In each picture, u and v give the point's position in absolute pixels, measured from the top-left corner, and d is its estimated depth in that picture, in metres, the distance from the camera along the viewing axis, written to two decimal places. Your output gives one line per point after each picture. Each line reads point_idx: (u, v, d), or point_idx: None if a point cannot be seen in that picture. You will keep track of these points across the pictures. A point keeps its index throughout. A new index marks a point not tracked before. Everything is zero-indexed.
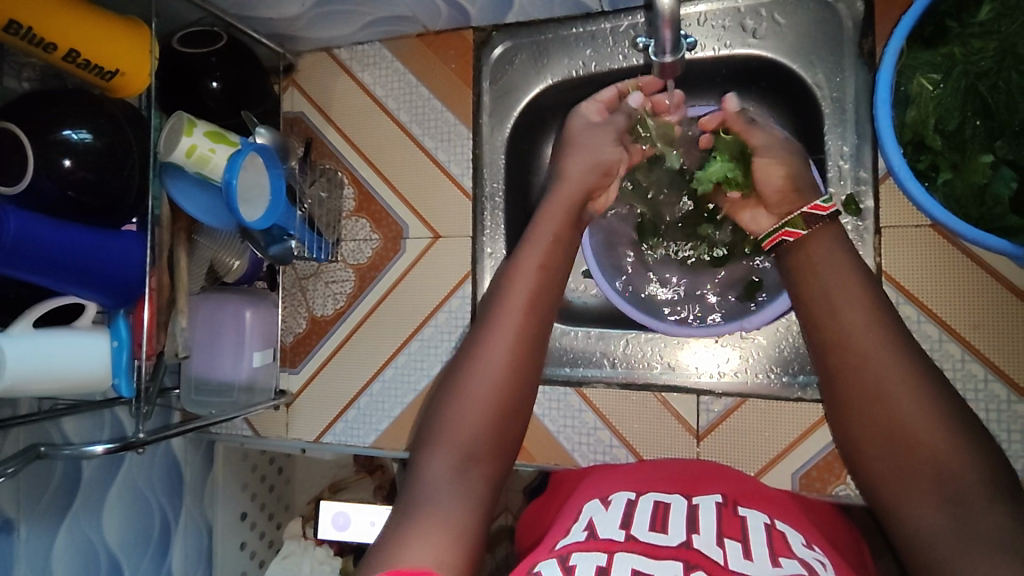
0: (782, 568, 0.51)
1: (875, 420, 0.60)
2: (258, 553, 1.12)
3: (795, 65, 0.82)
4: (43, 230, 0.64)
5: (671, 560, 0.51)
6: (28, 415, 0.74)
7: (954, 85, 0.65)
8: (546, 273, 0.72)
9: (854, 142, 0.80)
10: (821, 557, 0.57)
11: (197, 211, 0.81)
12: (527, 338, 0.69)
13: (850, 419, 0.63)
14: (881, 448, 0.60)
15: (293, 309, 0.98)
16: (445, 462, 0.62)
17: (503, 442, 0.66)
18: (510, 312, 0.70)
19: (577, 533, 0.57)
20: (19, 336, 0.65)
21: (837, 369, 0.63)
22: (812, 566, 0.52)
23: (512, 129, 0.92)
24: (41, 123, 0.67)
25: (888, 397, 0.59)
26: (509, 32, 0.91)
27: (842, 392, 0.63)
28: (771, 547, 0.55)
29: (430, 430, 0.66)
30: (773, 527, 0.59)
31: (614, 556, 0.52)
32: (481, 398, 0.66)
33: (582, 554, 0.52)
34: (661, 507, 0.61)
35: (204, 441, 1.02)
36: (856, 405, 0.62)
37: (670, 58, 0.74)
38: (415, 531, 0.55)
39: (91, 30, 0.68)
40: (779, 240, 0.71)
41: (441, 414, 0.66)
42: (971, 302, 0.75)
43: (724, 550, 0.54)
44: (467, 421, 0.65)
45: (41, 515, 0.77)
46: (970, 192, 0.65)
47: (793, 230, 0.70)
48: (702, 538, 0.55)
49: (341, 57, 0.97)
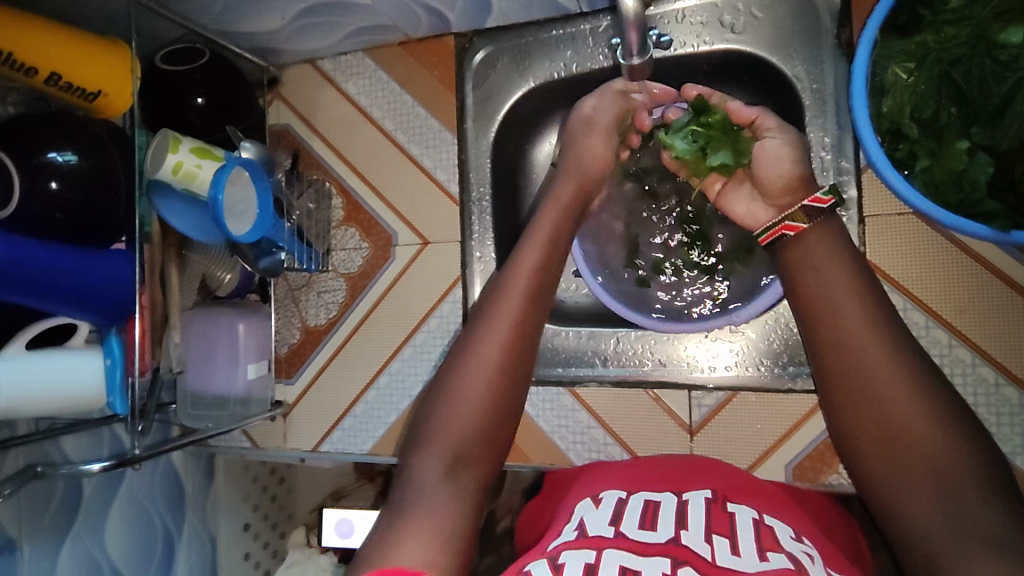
0: (769, 562, 0.52)
1: (867, 407, 0.60)
2: (262, 563, 1.13)
3: (773, 57, 0.83)
4: (33, 254, 0.65)
5: (658, 557, 0.52)
6: (27, 436, 0.74)
7: (929, 73, 0.65)
8: (545, 260, 0.72)
9: (835, 133, 0.80)
10: (809, 548, 0.57)
11: (185, 226, 0.82)
12: (527, 321, 0.69)
13: (841, 412, 0.62)
14: (875, 440, 0.59)
15: (286, 320, 0.99)
16: (440, 447, 0.63)
17: (500, 426, 0.66)
18: (508, 298, 0.69)
19: (568, 534, 0.58)
20: (12, 358, 0.66)
21: (829, 360, 0.63)
22: (800, 559, 0.53)
23: (496, 133, 0.93)
24: (28, 147, 0.68)
25: (876, 387, 0.59)
26: (490, 37, 0.92)
27: (830, 387, 0.63)
28: (759, 542, 0.56)
29: (428, 414, 0.67)
30: (762, 522, 0.60)
31: (602, 552, 0.52)
32: (477, 379, 0.66)
33: (571, 552, 0.53)
34: (651, 505, 0.61)
35: (204, 454, 1.02)
36: (847, 395, 0.61)
37: (639, 59, 0.75)
38: (403, 532, 0.55)
39: (70, 52, 0.69)
40: (777, 235, 0.69)
41: (437, 393, 0.67)
42: (956, 287, 0.75)
43: (711, 545, 0.55)
44: (465, 401, 0.65)
45: (45, 534, 0.78)
46: (949, 178, 0.66)
47: (792, 224, 0.68)
48: (689, 534, 0.56)
49: (325, 68, 0.98)
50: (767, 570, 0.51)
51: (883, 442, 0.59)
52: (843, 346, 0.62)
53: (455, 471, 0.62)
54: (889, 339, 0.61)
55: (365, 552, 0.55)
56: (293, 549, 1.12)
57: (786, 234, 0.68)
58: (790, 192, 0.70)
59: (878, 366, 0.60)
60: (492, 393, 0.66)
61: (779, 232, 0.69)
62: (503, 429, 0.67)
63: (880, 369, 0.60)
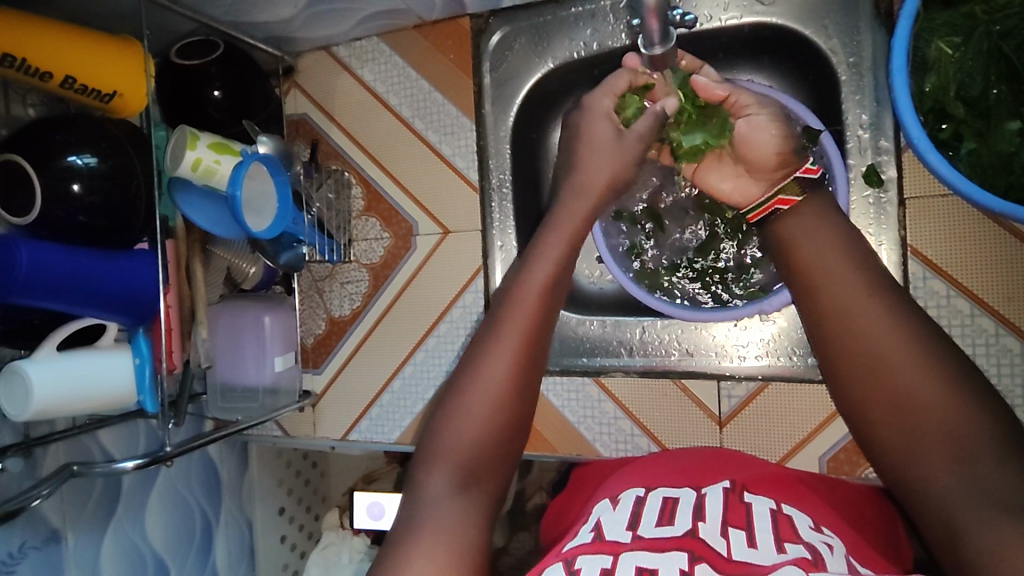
0: (786, 553, 0.51)
1: (875, 382, 0.55)
2: (299, 545, 1.16)
3: (806, 30, 0.78)
4: (54, 257, 0.65)
5: (676, 552, 0.51)
6: (67, 432, 0.78)
7: (977, 48, 0.61)
8: (556, 261, 0.69)
9: (873, 109, 0.76)
10: (830, 538, 0.55)
11: (207, 224, 0.81)
12: (538, 331, 0.65)
13: (845, 381, 0.57)
14: (887, 412, 0.54)
15: (311, 311, 0.99)
16: (448, 456, 0.60)
17: (510, 437, 0.63)
18: (513, 306, 0.66)
19: (585, 535, 0.57)
20: (45, 360, 0.68)
21: (831, 339, 0.58)
22: (818, 551, 0.51)
23: (516, 117, 0.90)
24: (45, 152, 0.67)
25: (885, 363, 0.55)
26: (507, 16, 0.89)
27: (829, 351, 0.58)
28: (776, 533, 0.54)
29: (435, 420, 0.64)
30: (780, 512, 0.58)
31: (619, 557, 0.51)
32: (486, 392, 0.62)
33: (588, 557, 0.51)
34: (669, 501, 0.59)
35: (237, 442, 1.04)
36: (853, 367, 0.56)
37: (660, 49, 0.71)
38: (414, 544, 0.54)
39: (83, 55, 0.69)
40: (772, 209, 0.65)
41: (441, 403, 0.65)
42: (1005, 273, 0.71)
43: (728, 540, 0.53)
44: (473, 413, 0.62)
45: (88, 524, 0.81)
46: (996, 161, 0.61)
47: (786, 197, 0.64)
48: (707, 527, 0.54)
49: (340, 55, 0.96)
50: (782, 562, 0.49)
51: (896, 415, 0.54)
52: (848, 321, 0.57)
53: (462, 486, 0.59)
54: (921, 322, 0.57)
55: (383, 556, 0.55)
56: (327, 531, 1.15)
57: (781, 208, 0.64)
58: (781, 166, 0.67)
59: (905, 352, 0.55)
60: (499, 407, 0.62)
61: (773, 207, 0.65)
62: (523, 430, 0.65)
63: (912, 350, 0.55)
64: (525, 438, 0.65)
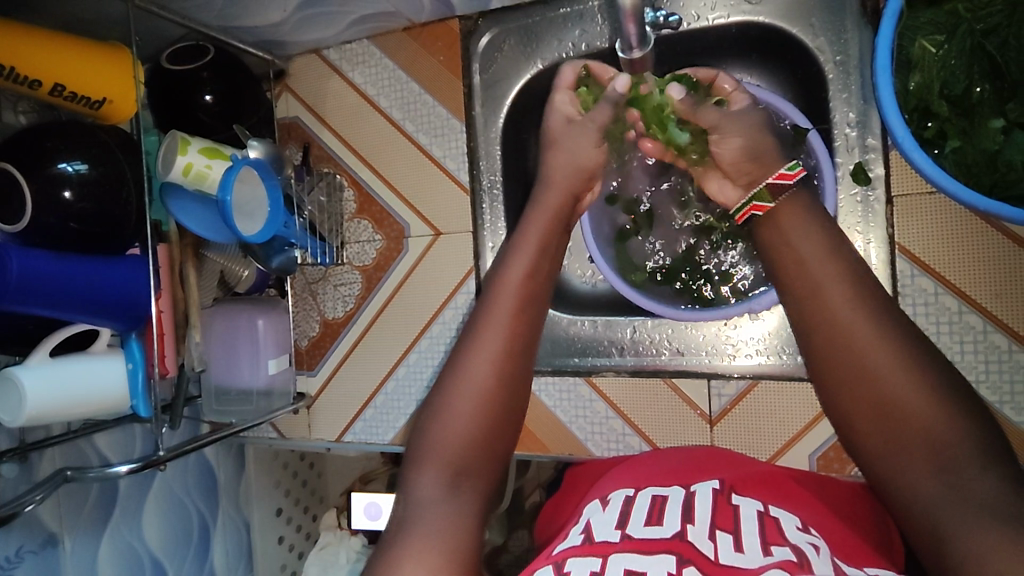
0: (773, 556, 0.51)
1: (862, 387, 0.55)
2: (297, 545, 1.17)
3: (794, 29, 0.78)
4: (47, 267, 0.66)
5: (664, 555, 0.51)
6: (62, 436, 0.78)
7: (960, 45, 0.61)
8: (542, 264, 0.69)
9: (860, 107, 0.76)
10: (815, 539, 0.55)
11: (198, 228, 0.81)
12: (521, 334, 0.66)
13: (829, 389, 0.58)
14: (875, 422, 0.55)
15: (306, 313, 1.00)
16: (439, 460, 0.60)
17: (498, 439, 0.63)
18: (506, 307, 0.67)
19: (575, 537, 0.57)
20: (38, 367, 0.68)
21: (819, 346, 0.58)
22: (804, 552, 0.51)
23: (505, 118, 0.90)
24: (35, 160, 0.67)
25: (870, 367, 0.55)
26: (495, 18, 0.89)
27: (817, 363, 0.58)
28: (762, 536, 0.54)
29: (425, 423, 0.64)
30: (766, 514, 0.58)
31: (608, 559, 0.51)
32: (475, 394, 0.63)
33: (578, 559, 0.52)
34: (658, 502, 0.60)
35: (234, 444, 1.05)
36: (839, 375, 0.56)
37: (639, 52, 0.72)
38: (405, 546, 0.54)
39: (72, 62, 0.69)
40: (749, 215, 0.64)
41: (432, 405, 0.65)
42: (992, 270, 0.71)
43: (716, 542, 0.53)
44: (463, 414, 0.62)
45: (85, 529, 0.82)
46: (981, 159, 0.61)
47: (760, 204, 0.63)
48: (695, 529, 0.55)
49: (331, 57, 0.97)
50: (768, 565, 0.49)
51: (880, 422, 0.54)
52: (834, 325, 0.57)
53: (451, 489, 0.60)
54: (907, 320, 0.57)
55: (373, 560, 0.55)
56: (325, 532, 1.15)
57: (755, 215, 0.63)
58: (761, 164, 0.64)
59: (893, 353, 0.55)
60: (489, 408, 0.63)
61: (750, 214, 0.64)
62: (512, 430, 0.65)
63: (896, 349, 0.55)
64: (512, 439, 0.65)
